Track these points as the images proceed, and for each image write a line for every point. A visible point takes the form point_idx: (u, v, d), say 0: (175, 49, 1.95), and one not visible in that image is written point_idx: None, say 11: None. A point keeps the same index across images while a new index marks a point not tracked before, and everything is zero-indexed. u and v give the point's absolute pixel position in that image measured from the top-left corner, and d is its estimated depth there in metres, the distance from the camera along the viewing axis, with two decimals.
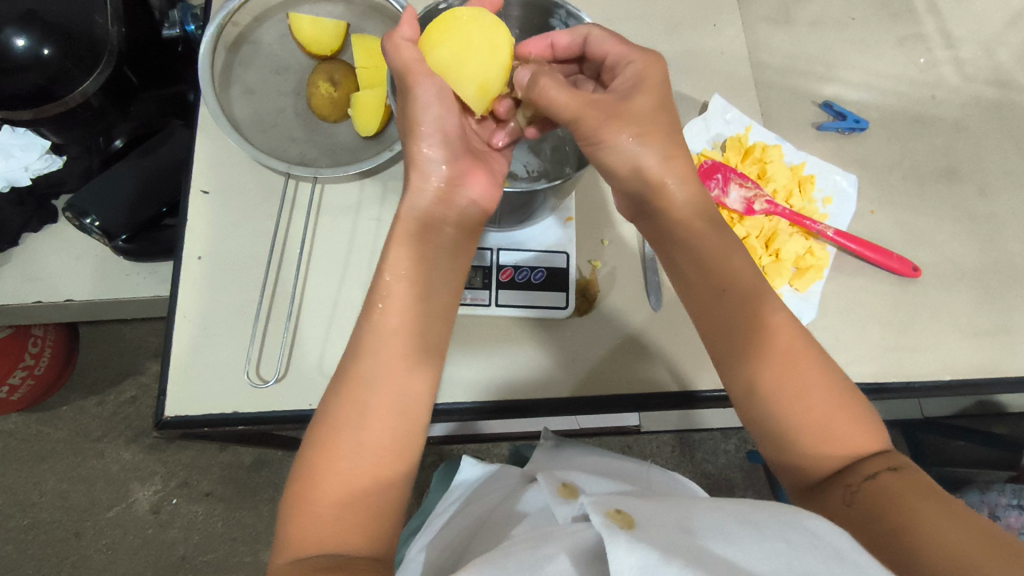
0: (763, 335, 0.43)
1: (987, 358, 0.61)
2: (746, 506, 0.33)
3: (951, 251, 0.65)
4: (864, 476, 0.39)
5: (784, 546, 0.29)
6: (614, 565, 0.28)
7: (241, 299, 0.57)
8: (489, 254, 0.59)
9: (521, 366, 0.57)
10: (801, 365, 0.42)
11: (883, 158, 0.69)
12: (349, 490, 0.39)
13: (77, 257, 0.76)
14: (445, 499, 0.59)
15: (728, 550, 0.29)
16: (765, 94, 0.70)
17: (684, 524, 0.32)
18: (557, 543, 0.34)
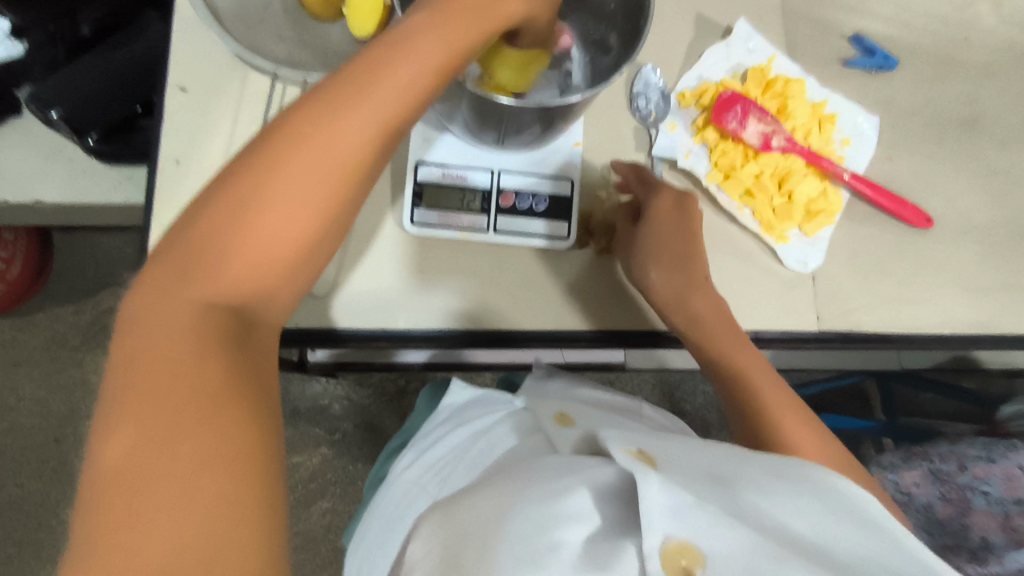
0: (722, 330, 0.52)
1: (986, 314, 0.61)
2: (760, 455, 0.36)
3: (963, 204, 0.63)
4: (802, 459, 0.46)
5: (814, 507, 0.32)
6: (647, 502, 0.30)
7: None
8: (489, 176, 0.55)
9: (517, 295, 0.54)
10: (758, 375, 0.50)
11: (906, 103, 0.65)
12: (191, 371, 0.27)
13: (45, 155, 0.71)
14: (432, 419, 0.58)
15: (759, 497, 0.32)
16: (792, 23, 0.65)
17: (710, 469, 0.34)
18: (575, 477, 0.36)
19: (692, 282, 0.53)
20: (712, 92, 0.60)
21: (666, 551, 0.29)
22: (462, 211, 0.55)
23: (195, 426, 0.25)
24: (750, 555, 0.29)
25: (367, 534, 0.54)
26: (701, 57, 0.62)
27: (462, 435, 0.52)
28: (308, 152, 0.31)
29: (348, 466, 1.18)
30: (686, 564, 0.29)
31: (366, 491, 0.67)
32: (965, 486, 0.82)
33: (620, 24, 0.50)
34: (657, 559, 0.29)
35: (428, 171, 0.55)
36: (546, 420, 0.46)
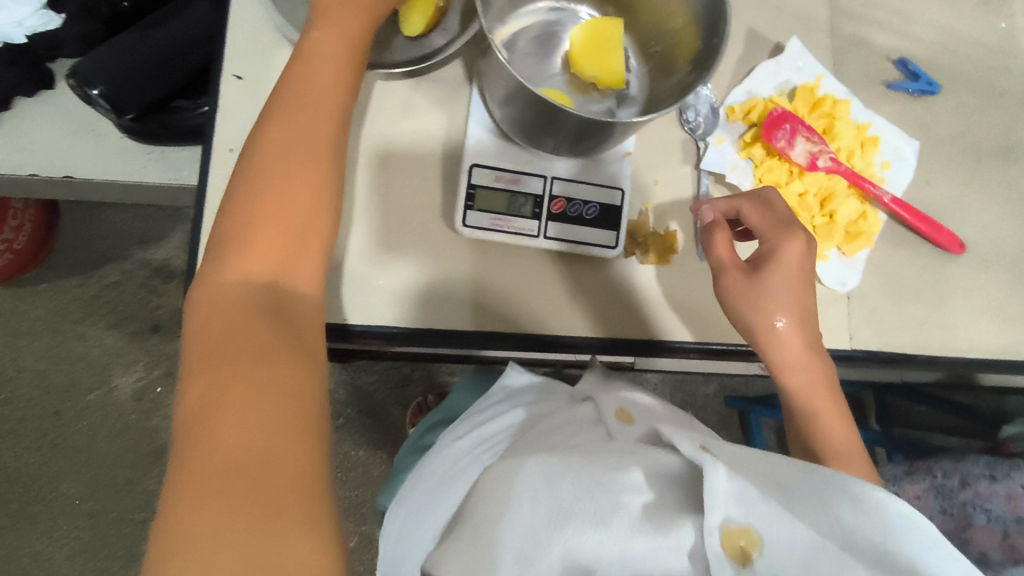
0: (806, 355, 0.49)
1: (1012, 341, 0.62)
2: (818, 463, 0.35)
3: (994, 231, 0.65)
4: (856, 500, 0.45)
5: (879, 520, 0.30)
6: (714, 487, 0.32)
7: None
8: (540, 181, 0.55)
9: (560, 299, 0.55)
10: (821, 400, 0.49)
11: (945, 127, 0.66)
12: (243, 318, 0.33)
13: (75, 130, 0.70)
14: (486, 397, 0.59)
15: (818, 501, 0.32)
16: (840, 41, 0.66)
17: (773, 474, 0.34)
18: (637, 457, 0.37)
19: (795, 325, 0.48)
20: (760, 109, 0.60)
21: (726, 532, 0.31)
22: (514, 214, 0.55)
23: (253, 365, 0.32)
24: (811, 552, 0.30)
25: (410, 501, 0.54)
26: (751, 73, 0.62)
27: (516, 417, 0.53)
28: (312, 109, 0.38)
29: (350, 452, 1.18)
30: (744, 545, 0.31)
31: (405, 458, 0.69)
32: (967, 502, 0.84)
33: (689, 42, 0.50)
34: (717, 536, 0.31)
35: (481, 172, 0.55)
36: (607, 415, 0.46)
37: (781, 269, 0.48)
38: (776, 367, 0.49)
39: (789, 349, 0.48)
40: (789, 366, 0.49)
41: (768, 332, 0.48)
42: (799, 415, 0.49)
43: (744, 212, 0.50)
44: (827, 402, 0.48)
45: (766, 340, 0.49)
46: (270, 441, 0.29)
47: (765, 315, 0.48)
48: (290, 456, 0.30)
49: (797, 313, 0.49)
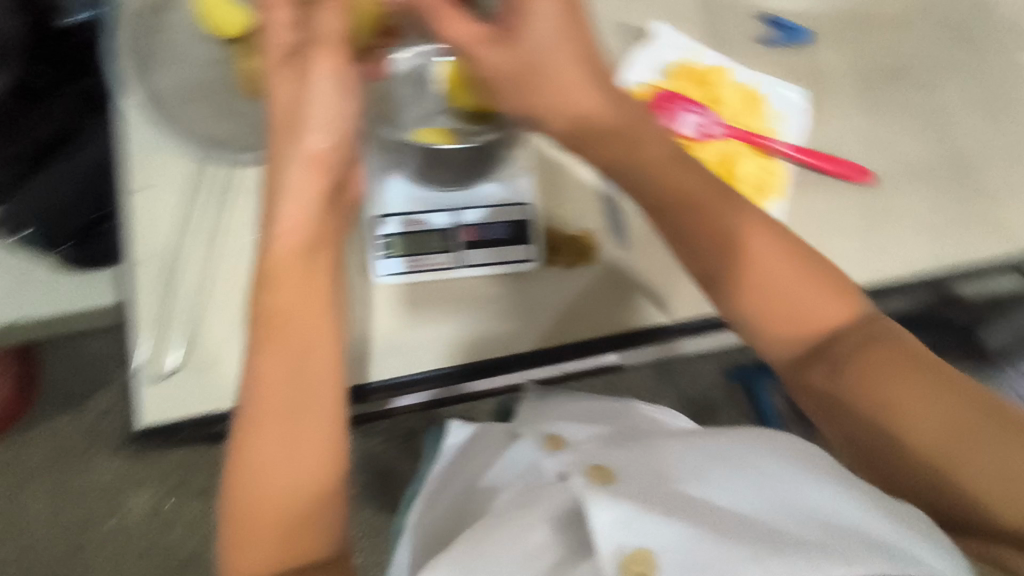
0: (777, 251, 0.43)
1: (946, 253, 0.63)
2: (710, 436, 0.38)
3: (902, 152, 0.66)
4: (907, 415, 0.37)
5: (757, 477, 0.34)
6: (596, 522, 0.32)
7: (180, 298, 0.55)
8: (446, 216, 0.58)
9: (494, 318, 0.57)
10: (815, 304, 0.42)
11: (832, 67, 0.68)
12: (279, 506, 0.38)
13: (18, 273, 0.72)
14: (436, 467, 0.62)
15: (700, 487, 0.34)
16: (708, 13, 0.68)
17: (660, 467, 0.36)
18: (536, 512, 0.37)
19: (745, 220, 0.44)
20: (643, 95, 0.63)
21: (625, 560, 0.31)
22: (430, 251, 0.57)
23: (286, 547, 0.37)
24: (693, 545, 0.31)
25: None
26: (627, 64, 0.64)
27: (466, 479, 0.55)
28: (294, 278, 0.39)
29: (372, 516, 1.18)
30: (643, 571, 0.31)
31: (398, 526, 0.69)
32: None
33: None
34: (615, 568, 0.31)
35: (389, 222, 0.57)
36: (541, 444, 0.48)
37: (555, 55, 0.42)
38: (739, 289, 0.43)
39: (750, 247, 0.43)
40: (752, 279, 0.42)
41: (724, 237, 0.43)
42: (790, 331, 0.42)
43: (697, 184, 0.44)
44: (810, 292, 0.42)
45: (726, 243, 0.43)
46: None
47: (698, 237, 0.43)
48: None
49: (727, 217, 0.43)
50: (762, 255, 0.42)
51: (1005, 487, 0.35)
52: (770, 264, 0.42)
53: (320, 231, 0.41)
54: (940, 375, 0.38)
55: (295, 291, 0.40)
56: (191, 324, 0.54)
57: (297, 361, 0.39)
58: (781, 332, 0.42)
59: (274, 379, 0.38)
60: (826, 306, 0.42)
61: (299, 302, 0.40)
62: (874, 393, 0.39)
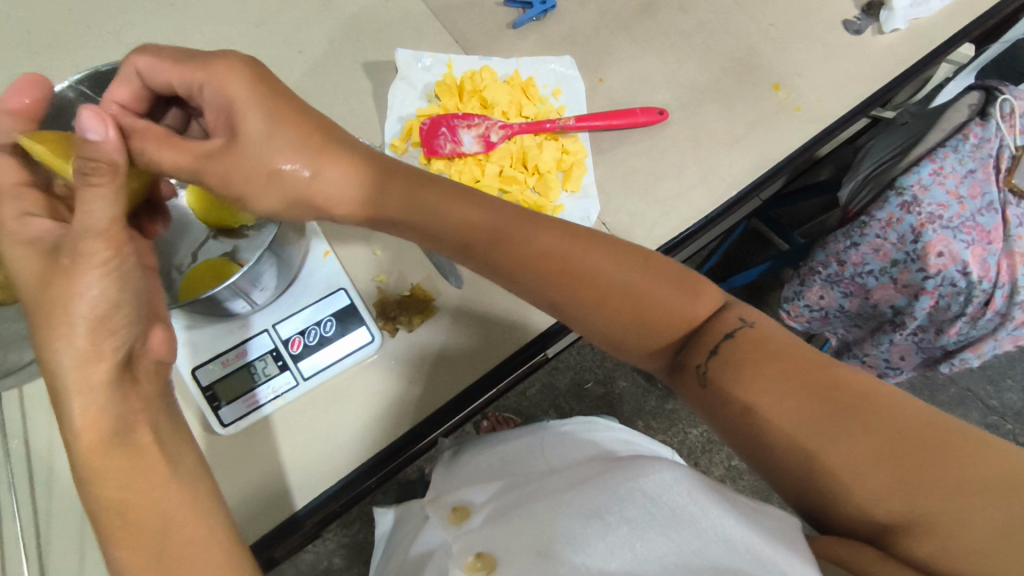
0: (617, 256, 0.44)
1: (757, 154, 0.64)
2: (585, 490, 0.37)
3: (682, 78, 0.67)
4: (764, 397, 0.36)
5: (625, 530, 0.32)
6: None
7: (9, 551, 0.48)
8: (266, 335, 0.53)
9: (359, 417, 0.53)
10: (675, 299, 0.42)
11: (586, 24, 0.67)
12: None
13: None
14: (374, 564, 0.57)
15: (573, 554, 0.32)
16: (450, 19, 0.66)
17: (540, 545, 0.35)
18: None
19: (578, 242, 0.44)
20: (417, 127, 0.60)
21: None
22: (262, 382, 0.52)
23: None
24: None
25: None
26: (390, 102, 0.61)
27: None
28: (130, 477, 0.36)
29: None
30: None
31: None
32: (853, 276, 0.85)
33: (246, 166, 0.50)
34: None
35: (207, 368, 0.52)
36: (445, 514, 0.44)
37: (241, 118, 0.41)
38: (595, 310, 0.43)
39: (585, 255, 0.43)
40: (603, 295, 0.42)
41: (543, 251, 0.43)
42: (656, 333, 0.42)
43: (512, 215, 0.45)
44: (667, 294, 0.42)
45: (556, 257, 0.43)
46: None
47: (540, 277, 0.43)
48: None
49: (562, 249, 0.44)
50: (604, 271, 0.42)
51: (867, 469, 0.33)
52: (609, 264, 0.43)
53: (134, 410, 0.38)
54: (803, 365, 0.37)
55: (137, 483, 0.36)
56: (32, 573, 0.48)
57: (162, 559, 0.35)
58: (651, 339, 0.43)
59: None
60: (687, 307, 0.42)
61: (146, 499, 0.36)
62: (742, 390, 0.37)
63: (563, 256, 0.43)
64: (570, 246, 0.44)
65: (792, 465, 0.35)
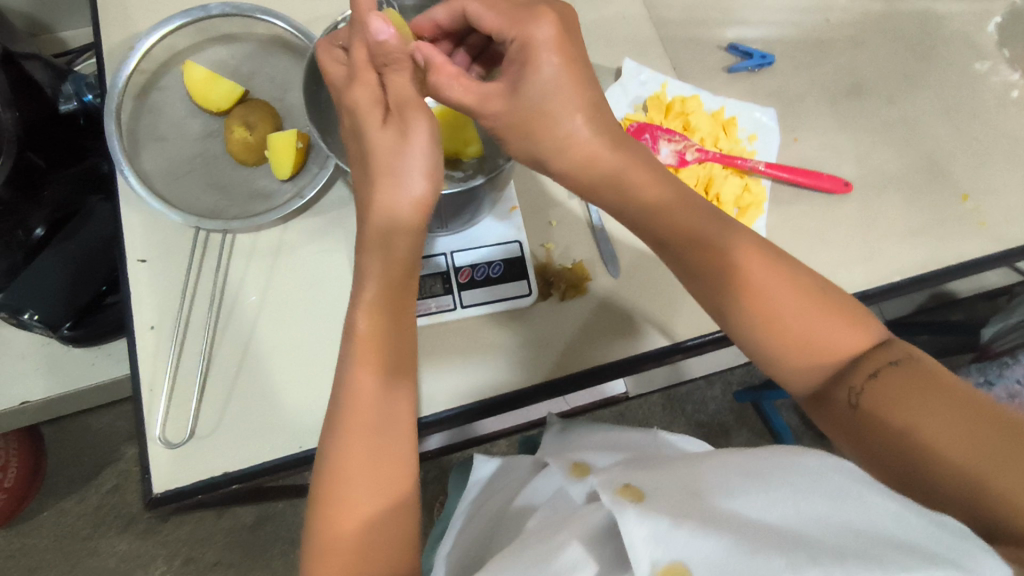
0: (778, 270, 0.44)
1: (929, 252, 0.65)
2: (741, 454, 0.37)
3: (875, 161, 0.69)
4: (924, 431, 0.36)
5: (789, 492, 0.32)
6: (628, 538, 0.31)
7: (182, 363, 0.56)
8: (443, 258, 0.59)
9: (497, 357, 0.57)
10: (831, 329, 0.42)
11: (794, 87, 0.71)
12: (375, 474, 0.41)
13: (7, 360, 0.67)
14: (462, 500, 0.62)
15: (724, 501, 0.33)
16: (673, 48, 0.72)
17: (691, 487, 0.36)
18: (570, 530, 0.37)
19: (749, 249, 0.45)
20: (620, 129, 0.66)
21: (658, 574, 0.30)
22: (427, 296, 0.58)
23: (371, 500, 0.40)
24: (723, 557, 0.29)
25: None
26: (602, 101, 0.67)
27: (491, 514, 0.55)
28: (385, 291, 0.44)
29: None
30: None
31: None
32: None
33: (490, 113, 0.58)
34: None
35: None
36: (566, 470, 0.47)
37: (528, 84, 0.42)
38: (759, 332, 0.43)
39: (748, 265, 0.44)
40: (771, 316, 0.43)
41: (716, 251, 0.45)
42: (808, 365, 0.43)
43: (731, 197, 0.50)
44: (830, 324, 0.43)
45: (725, 262, 0.44)
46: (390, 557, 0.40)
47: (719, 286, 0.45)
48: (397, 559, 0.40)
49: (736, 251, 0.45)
50: (768, 286, 0.43)
51: None
52: (773, 281, 0.43)
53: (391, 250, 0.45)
54: (972, 403, 0.36)
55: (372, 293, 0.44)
56: (195, 387, 0.55)
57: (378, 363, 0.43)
58: (810, 371, 0.43)
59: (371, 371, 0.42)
60: (850, 338, 0.42)
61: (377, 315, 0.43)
62: (904, 416, 0.37)
63: (741, 270, 0.44)
64: (743, 250, 0.44)
65: (957, 496, 0.34)
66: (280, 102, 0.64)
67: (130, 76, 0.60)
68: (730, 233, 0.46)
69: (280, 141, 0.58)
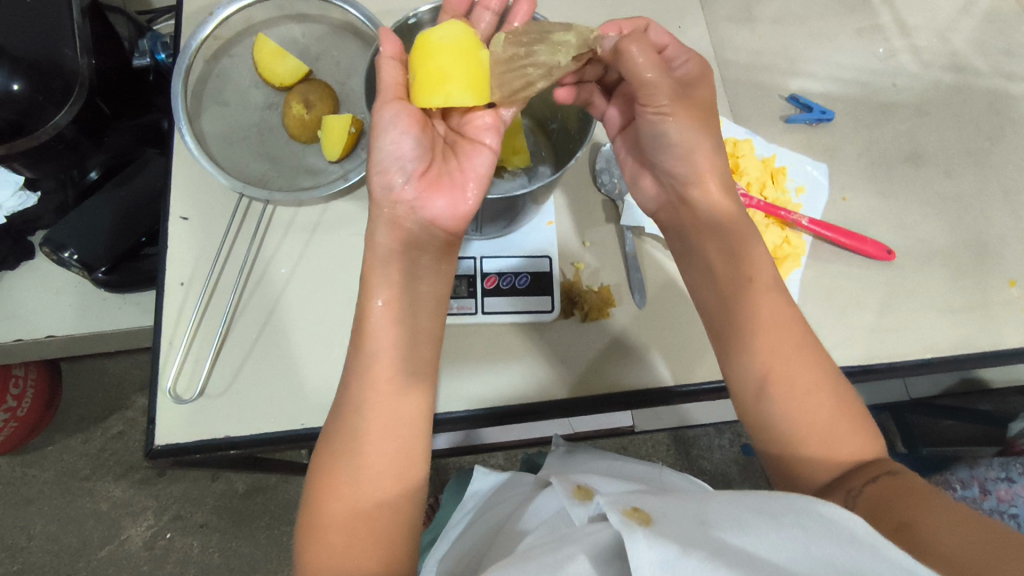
0: (806, 354, 0.45)
1: (966, 333, 0.63)
2: (752, 491, 0.36)
3: (922, 233, 0.67)
4: (920, 527, 0.35)
5: (800, 533, 0.31)
6: (635, 561, 0.30)
7: (204, 323, 0.57)
8: (472, 262, 0.60)
9: (511, 366, 0.57)
10: (841, 429, 0.43)
11: (851, 146, 0.70)
12: (373, 463, 0.41)
13: (43, 291, 0.70)
14: (459, 509, 0.62)
15: (734, 534, 0.32)
16: (733, 90, 0.72)
17: (700, 516, 0.35)
18: (577, 544, 0.36)
19: (789, 329, 0.46)
20: None
21: None
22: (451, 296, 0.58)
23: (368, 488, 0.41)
24: None
25: None
26: None
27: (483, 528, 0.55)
28: (406, 279, 0.45)
29: None
30: None
31: None
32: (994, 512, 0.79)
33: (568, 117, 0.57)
34: None
35: None
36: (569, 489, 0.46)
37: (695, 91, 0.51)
38: (780, 407, 0.44)
39: (782, 339, 0.45)
40: (801, 394, 0.44)
41: (763, 320, 0.46)
42: (812, 454, 0.43)
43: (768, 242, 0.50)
44: (841, 422, 0.43)
45: (759, 330, 0.46)
46: (379, 545, 0.39)
47: (752, 369, 0.45)
48: (393, 550, 0.40)
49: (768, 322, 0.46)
50: (797, 367, 0.44)
51: None
52: (800, 363, 0.45)
53: (424, 241, 0.46)
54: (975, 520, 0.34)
55: (394, 282, 0.44)
56: (211, 348, 0.56)
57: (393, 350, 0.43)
58: (811, 457, 0.43)
59: (385, 358, 0.43)
60: (857, 444, 0.43)
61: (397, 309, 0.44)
62: (905, 509, 0.36)
63: (778, 356, 0.45)
64: (758, 312, 0.46)
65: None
66: (342, 86, 0.65)
67: (205, 40, 0.62)
68: (763, 305, 0.47)
69: (340, 125, 0.59)
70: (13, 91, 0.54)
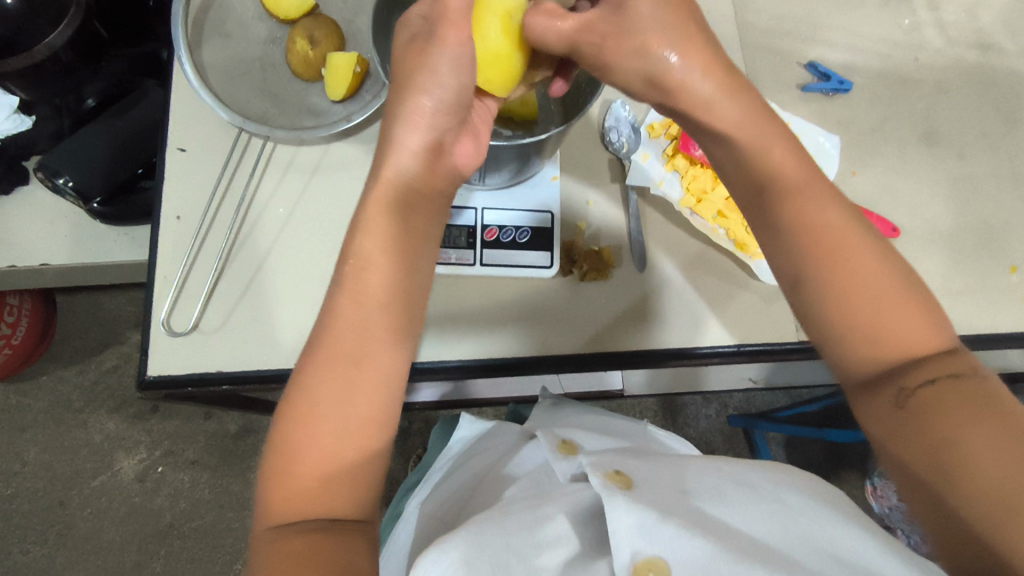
0: (860, 244, 0.40)
1: (961, 316, 0.63)
2: (732, 463, 0.38)
3: (929, 213, 0.66)
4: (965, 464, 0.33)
5: (779, 507, 0.33)
6: (613, 524, 0.32)
7: (199, 260, 0.56)
8: (474, 213, 0.59)
9: (506, 320, 0.58)
10: (902, 321, 0.38)
11: (866, 119, 0.69)
12: (350, 410, 0.37)
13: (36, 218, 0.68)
14: (442, 456, 0.63)
15: (710, 504, 0.34)
16: (751, 54, 0.70)
17: (680, 484, 0.36)
18: (556, 504, 0.37)
19: (840, 221, 0.41)
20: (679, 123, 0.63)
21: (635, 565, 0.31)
22: (449, 246, 0.58)
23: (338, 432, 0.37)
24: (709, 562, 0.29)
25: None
26: None
27: (470, 474, 0.56)
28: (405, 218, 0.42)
29: None
30: None
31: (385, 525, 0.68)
32: None
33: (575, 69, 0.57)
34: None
35: None
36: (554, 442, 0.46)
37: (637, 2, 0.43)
38: (830, 302, 0.39)
39: (835, 234, 0.40)
40: (853, 287, 0.39)
41: (814, 218, 0.41)
42: (862, 350, 0.38)
43: (802, 160, 0.43)
44: (905, 315, 0.38)
45: (807, 224, 0.41)
46: (343, 490, 0.36)
47: (801, 255, 0.41)
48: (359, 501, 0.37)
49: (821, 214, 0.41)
50: (856, 260, 0.39)
51: None
52: (859, 254, 0.39)
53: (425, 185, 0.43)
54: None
55: (390, 222, 0.41)
56: (206, 284, 0.55)
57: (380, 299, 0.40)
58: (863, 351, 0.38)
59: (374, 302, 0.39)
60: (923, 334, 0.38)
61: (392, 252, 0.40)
62: (949, 432, 0.34)
63: (830, 244, 0.40)
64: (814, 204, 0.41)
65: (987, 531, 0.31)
66: (348, 25, 0.63)
67: None
68: (813, 203, 0.41)
69: (346, 64, 0.58)
70: (6, 6, 0.54)
